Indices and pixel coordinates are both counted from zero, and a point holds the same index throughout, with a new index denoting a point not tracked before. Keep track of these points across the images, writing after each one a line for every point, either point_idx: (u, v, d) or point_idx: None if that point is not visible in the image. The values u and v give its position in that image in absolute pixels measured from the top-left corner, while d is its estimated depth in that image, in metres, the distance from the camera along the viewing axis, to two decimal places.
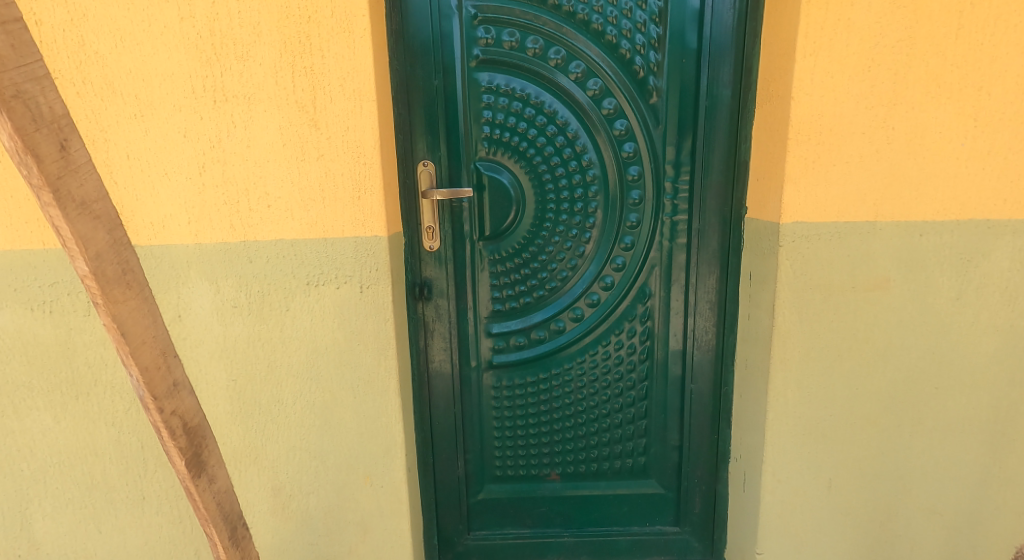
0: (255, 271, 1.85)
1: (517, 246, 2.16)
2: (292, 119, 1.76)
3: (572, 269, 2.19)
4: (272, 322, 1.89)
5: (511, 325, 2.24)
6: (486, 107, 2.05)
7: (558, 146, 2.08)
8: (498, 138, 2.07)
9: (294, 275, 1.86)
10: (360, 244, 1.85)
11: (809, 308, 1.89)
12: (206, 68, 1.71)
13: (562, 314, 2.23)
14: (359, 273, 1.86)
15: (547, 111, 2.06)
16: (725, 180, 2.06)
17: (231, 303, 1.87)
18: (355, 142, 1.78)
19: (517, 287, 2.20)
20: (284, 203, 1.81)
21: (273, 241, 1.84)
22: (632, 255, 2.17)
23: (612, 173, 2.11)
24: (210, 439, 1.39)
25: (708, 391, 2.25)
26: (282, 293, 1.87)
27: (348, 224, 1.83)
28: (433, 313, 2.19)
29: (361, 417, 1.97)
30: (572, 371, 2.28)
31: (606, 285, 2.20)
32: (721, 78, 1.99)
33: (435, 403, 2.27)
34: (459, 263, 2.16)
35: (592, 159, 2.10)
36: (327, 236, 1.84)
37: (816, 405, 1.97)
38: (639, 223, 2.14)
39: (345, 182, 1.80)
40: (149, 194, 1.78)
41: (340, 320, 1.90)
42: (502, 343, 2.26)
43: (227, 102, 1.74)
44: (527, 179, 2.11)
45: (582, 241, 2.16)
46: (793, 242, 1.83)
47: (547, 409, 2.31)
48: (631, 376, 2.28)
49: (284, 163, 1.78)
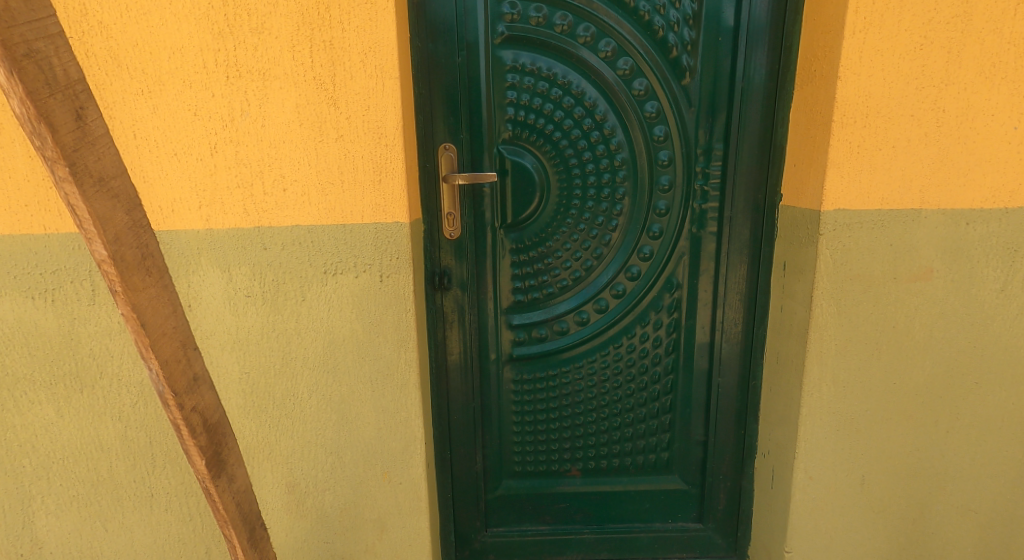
0: (270, 259, 1.77)
1: (540, 234, 2.09)
2: (311, 96, 1.66)
3: (597, 258, 2.11)
4: (287, 313, 1.83)
5: (533, 316, 2.18)
6: (511, 87, 1.97)
7: (585, 130, 2.00)
8: (523, 120, 1.99)
9: (310, 263, 1.79)
10: (380, 231, 1.77)
11: (848, 300, 1.81)
12: (219, 41, 1.61)
13: (585, 306, 2.17)
14: (379, 261, 1.80)
15: (574, 93, 1.97)
16: (759, 166, 1.98)
17: (245, 293, 1.80)
18: (377, 122, 1.69)
19: (539, 277, 2.13)
20: (301, 186, 1.72)
21: (289, 227, 1.75)
22: (659, 245, 2.09)
23: (641, 158, 2.02)
24: (230, 437, 1.31)
25: (736, 384, 2.18)
26: (298, 282, 1.80)
27: (369, 209, 1.75)
28: (452, 304, 2.13)
29: (379, 411, 1.93)
30: (594, 363, 2.22)
31: (632, 275, 2.12)
32: (758, 57, 1.90)
33: (453, 395, 2.21)
34: (480, 251, 2.10)
35: (620, 143, 2.01)
36: (346, 222, 1.75)
37: (852, 400, 1.89)
38: (667, 211, 2.06)
39: (366, 165, 1.71)
40: (159, 175, 1.68)
41: (358, 311, 1.84)
42: (523, 335, 2.20)
43: (241, 78, 1.64)
44: (552, 164, 2.02)
45: (608, 229, 2.08)
46: (834, 231, 1.75)
47: (568, 402, 2.25)
48: (655, 369, 2.21)
49: (302, 144, 1.69)
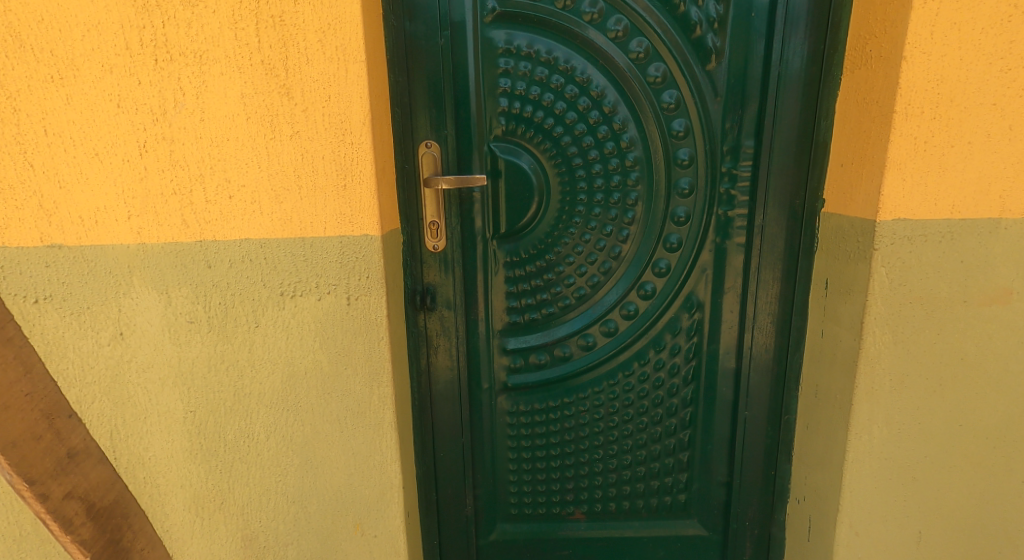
0: (216, 279, 1.49)
1: (538, 246, 1.80)
2: (259, 83, 1.37)
3: (604, 274, 1.82)
4: (238, 342, 1.54)
5: (531, 340, 1.89)
6: (504, 75, 1.68)
7: (591, 124, 1.71)
8: (518, 113, 1.70)
9: (264, 284, 1.50)
10: (346, 246, 1.49)
11: (906, 327, 1.52)
12: (143, 16, 1.33)
13: (591, 328, 1.88)
14: (345, 281, 1.51)
15: (579, 82, 1.68)
16: (797, 167, 1.68)
17: (187, 318, 1.51)
18: (339, 115, 1.40)
19: (538, 295, 1.85)
20: (250, 193, 1.43)
21: (236, 242, 1.47)
22: (678, 258, 1.80)
23: (657, 157, 1.72)
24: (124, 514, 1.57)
25: (766, 418, 1.89)
26: (250, 305, 1.52)
27: (332, 220, 1.46)
28: (436, 325, 1.86)
29: (349, 455, 1.65)
30: (601, 394, 1.93)
31: (645, 293, 1.83)
32: (797, 37, 1.60)
33: (440, 428, 1.94)
34: (469, 266, 1.81)
35: (633, 139, 1.72)
36: (306, 236, 1.47)
37: (908, 443, 1.60)
38: (687, 219, 1.76)
39: (328, 166, 1.43)
40: (77, 180, 1.40)
41: (322, 339, 1.56)
42: (520, 361, 1.91)
43: (172, 62, 1.35)
44: (553, 165, 1.73)
45: (618, 240, 1.79)
46: (892, 245, 1.46)
47: (572, 437, 1.97)
48: (672, 400, 1.92)
49: (249, 142, 1.40)
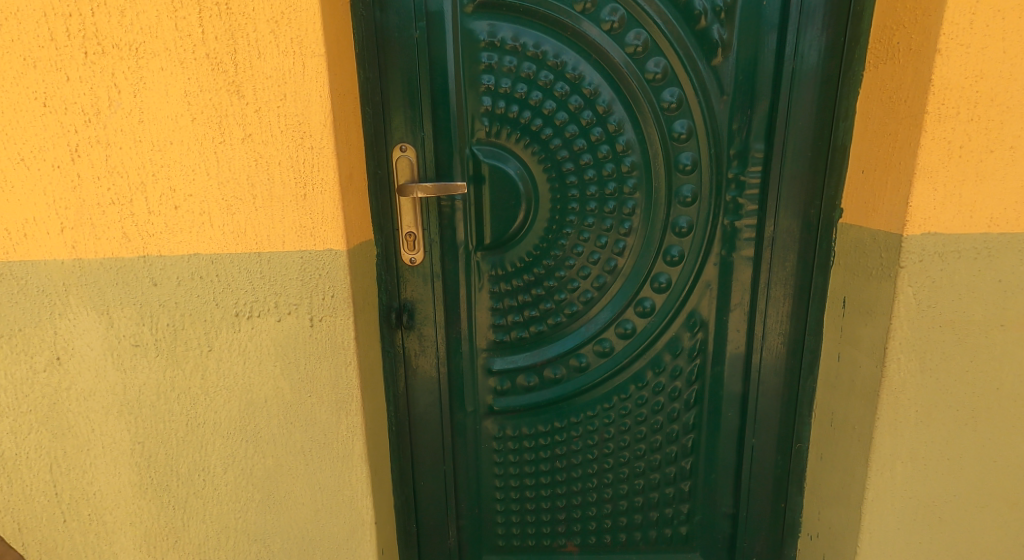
0: (162, 298, 1.33)
1: (526, 259, 1.64)
2: (204, 79, 1.22)
3: (598, 289, 1.67)
4: (189, 367, 1.39)
5: (518, 361, 1.73)
6: (487, 71, 1.52)
7: (584, 125, 1.55)
8: (503, 114, 1.54)
9: (216, 304, 1.35)
10: (307, 262, 1.34)
11: (934, 353, 1.36)
12: (71, 3, 1.18)
13: (584, 348, 1.72)
14: (307, 300, 1.36)
15: (570, 79, 1.52)
16: (812, 173, 1.52)
17: (131, 342, 1.35)
18: (297, 116, 1.25)
19: (526, 312, 1.69)
20: (198, 203, 1.28)
21: (184, 257, 1.31)
22: (679, 272, 1.64)
23: (656, 161, 1.56)
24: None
25: (775, 446, 1.73)
26: (202, 327, 1.36)
27: (291, 233, 1.31)
28: (415, 344, 1.70)
29: (315, 490, 1.49)
30: (596, 419, 1.77)
31: (644, 310, 1.67)
32: (813, 29, 1.44)
33: (420, 455, 1.78)
34: (450, 281, 1.65)
35: (629, 142, 1.55)
36: (262, 251, 1.32)
37: (935, 481, 1.44)
38: (689, 229, 1.60)
39: (285, 174, 1.28)
40: (2, 188, 1.25)
41: (284, 364, 1.40)
42: (507, 384, 1.75)
43: (104, 56, 1.20)
44: (541, 170, 1.57)
45: (614, 253, 1.63)
46: (920, 262, 1.31)
47: (564, 464, 1.81)
48: (673, 426, 1.77)
49: (195, 146, 1.25)
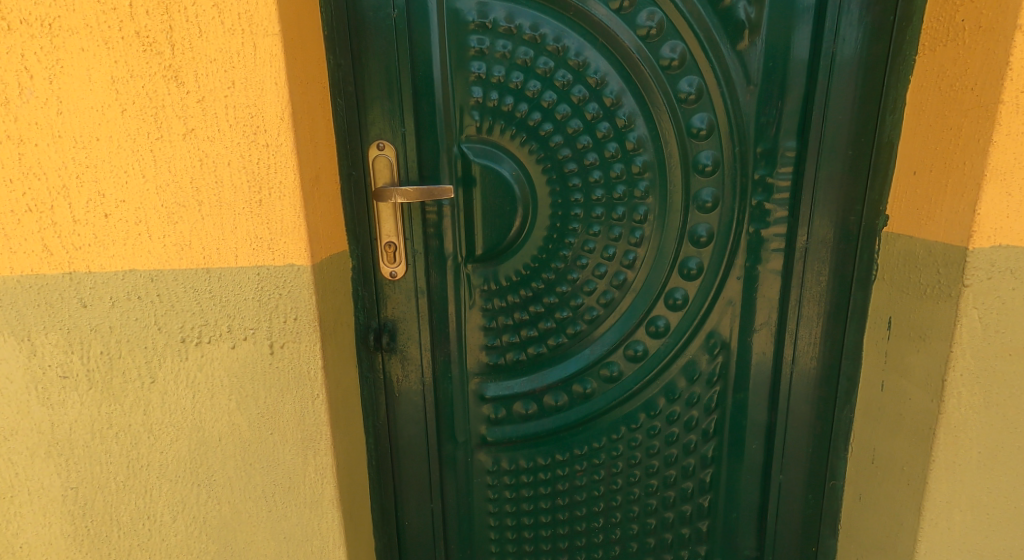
0: (95, 322, 1.14)
1: (523, 272, 1.44)
2: (134, 62, 1.03)
3: (605, 306, 1.47)
4: (128, 402, 1.18)
5: (515, 387, 1.53)
6: (477, 57, 1.32)
7: (589, 120, 1.35)
8: (496, 107, 1.34)
9: (159, 328, 1.15)
10: (265, 280, 1.14)
11: (999, 385, 1.18)
12: None
13: (590, 372, 1.52)
14: (266, 323, 1.17)
15: (573, 66, 1.32)
16: (852, 174, 1.32)
17: (60, 373, 1.16)
18: (247, 107, 1.06)
19: (523, 332, 1.49)
20: (133, 211, 1.09)
21: (119, 274, 1.12)
22: (697, 287, 1.44)
23: (672, 161, 1.36)
24: None
25: (806, 483, 1.53)
26: (142, 356, 1.16)
27: (245, 245, 1.12)
28: (397, 369, 1.50)
29: (280, 541, 1.28)
30: (602, 451, 1.57)
31: (657, 330, 1.48)
32: (855, 8, 1.24)
33: (404, 492, 1.58)
34: (437, 298, 1.45)
35: (641, 139, 1.35)
36: (212, 267, 1.13)
37: (998, 532, 1.25)
38: (709, 239, 1.40)
39: (236, 176, 1.09)
40: None
41: (240, 397, 1.21)
42: (502, 413, 1.55)
43: (12, 34, 1.01)
44: (540, 171, 1.37)
45: (623, 265, 1.44)
46: (988, 280, 1.13)
47: (567, 502, 1.60)
48: (689, 459, 1.57)
49: (127, 143, 1.06)
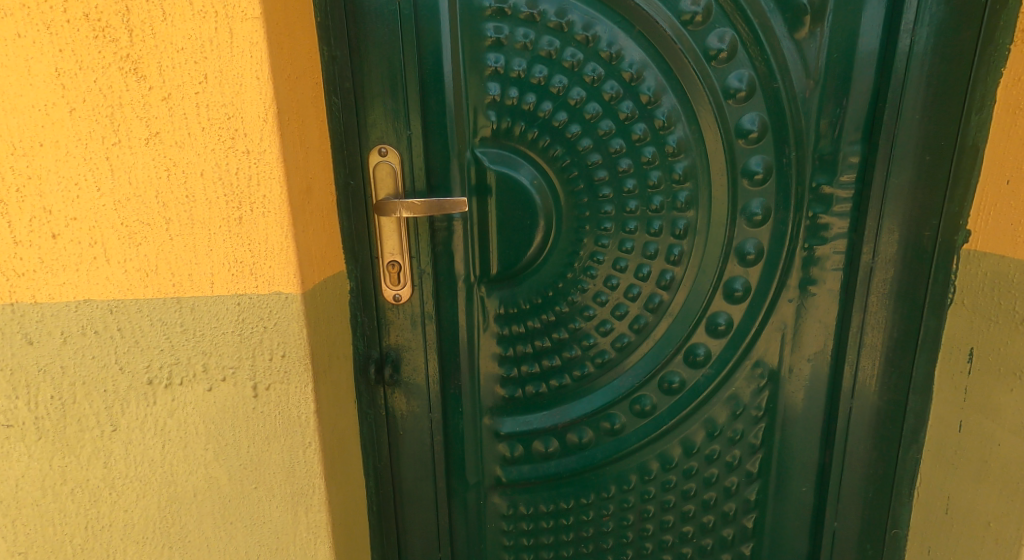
0: (46, 361, 0.96)
1: (546, 294, 1.27)
2: (84, 51, 0.86)
3: (637, 332, 1.30)
4: (85, 454, 1.01)
5: (534, 422, 1.35)
6: (494, 48, 1.14)
7: (622, 121, 1.17)
8: (516, 106, 1.16)
9: (122, 368, 0.98)
10: (247, 311, 0.97)
11: None
12: None
13: (619, 406, 1.34)
14: (249, 361, 0.99)
15: (605, 59, 1.14)
16: (926, 183, 1.14)
17: (3, 420, 0.98)
18: (222, 106, 0.89)
19: (545, 361, 1.32)
20: (86, 230, 0.91)
21: (72, 305, 0.94)
22: (742, 311, 1.27)
23: (717, 167, 1.19)
24: None
25: (862, 532, 1.35)
26: (103, 400, 0.99)
27: (223, 270, 0.95)
28: (401, 403, 1.32)
29: None
30: (632, 494, 1.39)
31: (696, 359, 1.31)
32: None
33: (409, 540, 1.40)
34: (446, 323, 1.28)
35: (682, 143, 1.17)
36: (183, 296, 0.96)
37: None
38: (758, 256, 1.23)
39: (210, 188, 0.91)
40: None
41: (219, 446, 1.03)
42: (519, 451, 1.37)
43: None
44: (566, 179, 1.20)
45: (659, 287, 1.26)
46: None
47: (591, 550, 1.43)
48: (730, 504, 1.39)
49: (77, 149, 0.88)
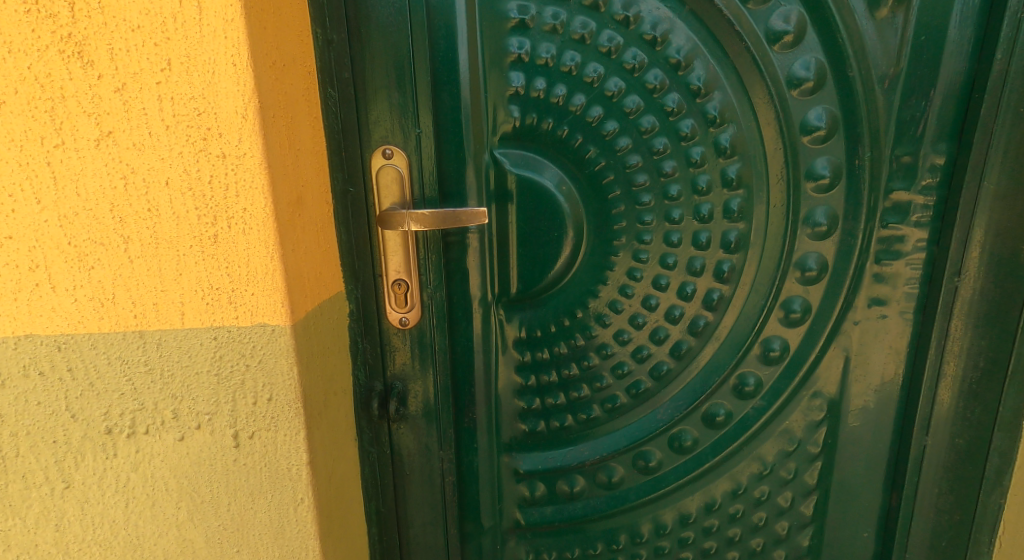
0: None
1: (575, 315, 1.11)
2: (15, 30, 0.69)
3: (679, 359, 1.13)
4: (33, 515, 0.84)
5: (559, 460, 1.19)
6: (518, 30, 0.97)
7: (666, 116, 1.00)
8: (543, 98, 1.00)
9: (76, 414, 0.81)
10: (226, 346, 0.81)
11: None
12: None
13: (655, 442, 1.18)
14: (230, 405, 0.83)
15: (648, 43, 0.98)
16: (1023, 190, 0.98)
17: None
18: (190, 98, 0.72)
19: (572, 391, 1.15)
20: (25, 250, 0.75)
21: (11, 341, 0.77)
22: (799, 335, 1.11)
23: (776, 170, 1.02)
24: None
25: None
26: (54, 452, 0.82)
27: (195, 298, 0.78)
28: (407, 440, 1.16)
29: None
30: (668, 540, 1.23)
31: (745, 389, 1.15)
32: None
33: None
34: (460, 350, 1.11)
35: (736, 141, 1.01)
36: (146, 330, 0.79)
37: None
38: (820, 272, 1.06)
39: (176, 199, 0.75)
40: None
41: (194, 505, 0.86)
42: (542, 492, 1.20)
43: None
44: (600, 184, 1.03)
45: (704, 308, 1.10)
46: None
47: None
48: (779, 550, 1.23)
49: (9, 151, 0.72)
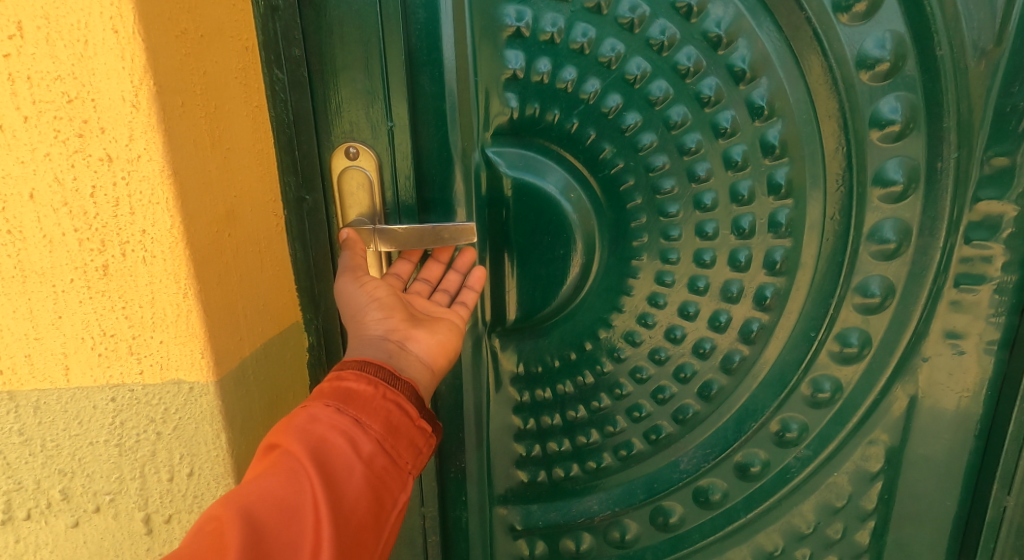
0: None
1: (584, 348, 0.91)
2: None
3: (707, 400, 0.94)
4: None
5: (563, 515, 1.00)
6: None
7: (700, 106, 0.81)
8: (548, 83, 0.80)
9: None
10: (127, 409, 0.63)
11: None
12: None
13: (678, 496, 0.99)
14: (136, 483, 0.65)
15: (681, 13, 0.77)
16: None
17: None
18: (54, 84, 0.55)
19: (580, 436, 0.96)
20: None
21: None
22: (856, 373, 0.91)
23: (835, 173, 0.82)
24: None
25: None
26: None
27: (82, 346, 0.61)
28: None
29: None
30: None
31: (787, 436, 0.95)
32: None
33: None
34: (444, 389, 0.91)
35: (787, 137, 0.81)
36: (21, 391, 0.61)
37: None
38: (884, 299, 0.87)
39: (46, 219, 0.57)
40: None
41: None
42: (542, 551, 1.01)
43: None
44: (616, 190, 0.84)
45: (741, 340, 0.90)
46: None
47: None
48: None
49: None
